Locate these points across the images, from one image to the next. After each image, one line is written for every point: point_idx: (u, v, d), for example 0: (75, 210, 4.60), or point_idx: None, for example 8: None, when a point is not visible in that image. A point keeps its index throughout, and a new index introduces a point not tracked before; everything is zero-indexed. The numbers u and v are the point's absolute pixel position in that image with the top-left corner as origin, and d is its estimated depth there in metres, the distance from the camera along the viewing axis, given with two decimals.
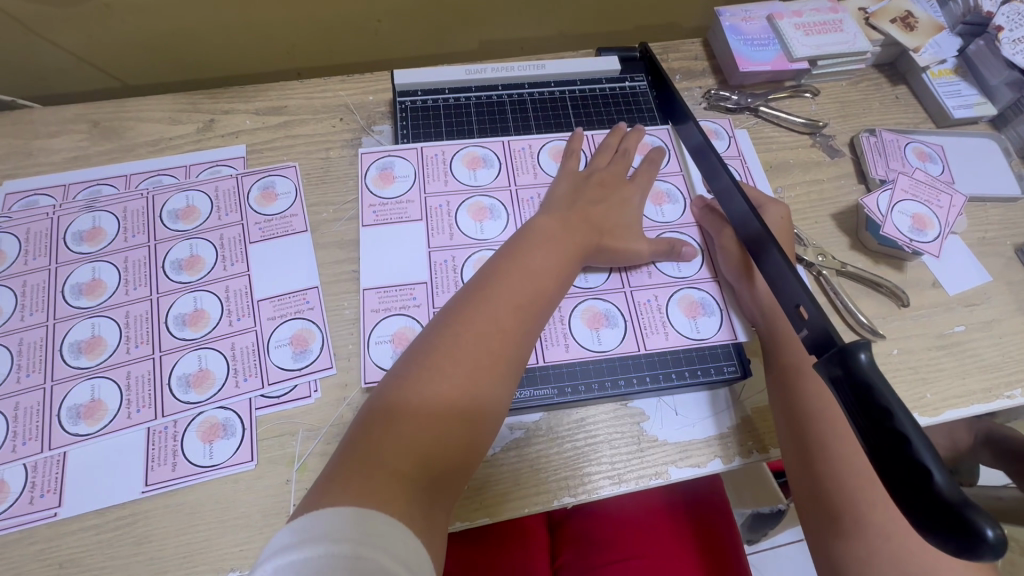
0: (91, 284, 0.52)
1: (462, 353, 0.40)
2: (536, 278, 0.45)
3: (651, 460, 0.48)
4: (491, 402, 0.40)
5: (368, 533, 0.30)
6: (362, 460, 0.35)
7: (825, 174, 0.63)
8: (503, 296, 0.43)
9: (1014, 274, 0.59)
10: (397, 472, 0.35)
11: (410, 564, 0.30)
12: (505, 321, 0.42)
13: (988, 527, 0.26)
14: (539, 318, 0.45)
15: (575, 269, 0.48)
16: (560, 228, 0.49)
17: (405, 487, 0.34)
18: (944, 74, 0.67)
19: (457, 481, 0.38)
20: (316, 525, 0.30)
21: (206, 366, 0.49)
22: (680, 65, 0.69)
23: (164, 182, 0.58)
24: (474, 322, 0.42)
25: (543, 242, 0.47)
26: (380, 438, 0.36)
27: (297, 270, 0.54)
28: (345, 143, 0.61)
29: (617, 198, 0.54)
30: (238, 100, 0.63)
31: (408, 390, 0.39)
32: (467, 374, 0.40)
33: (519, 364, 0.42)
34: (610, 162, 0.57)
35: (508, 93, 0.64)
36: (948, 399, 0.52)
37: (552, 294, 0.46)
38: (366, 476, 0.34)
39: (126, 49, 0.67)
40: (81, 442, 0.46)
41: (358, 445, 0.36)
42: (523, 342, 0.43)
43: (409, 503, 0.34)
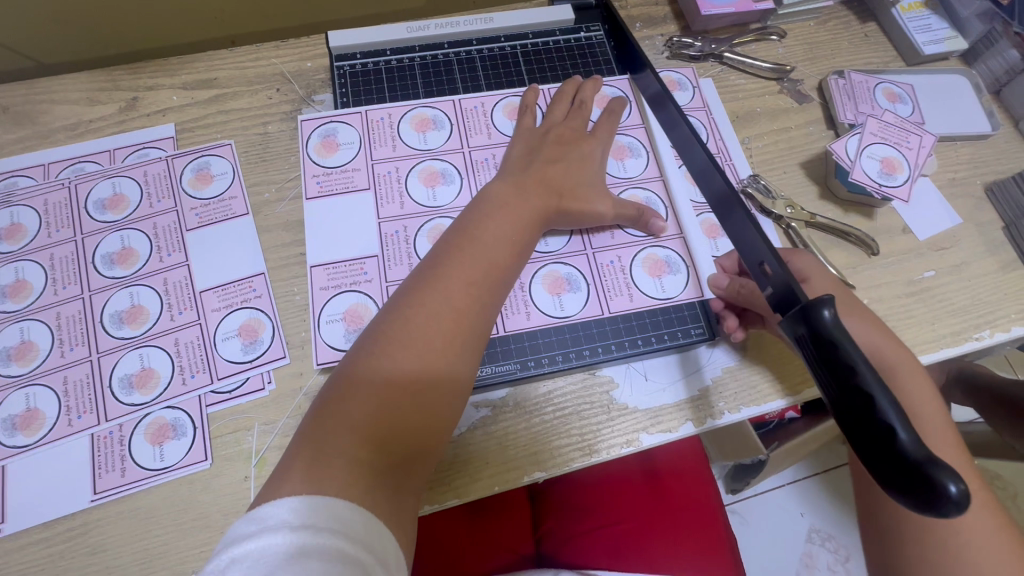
0: (16, 285, 0.48)
1: (419, 331, 0.38)
2: (492, 248, 0.43)
3: (618, 428, 0.47)
4: (454, 380, 0.38)
5: (331, 518, 0.29)
6: (318, 448, 0.33)
7: (793, 121, 0.61)
8: (458, 271, 0.41)
9: (983, 215, 0.57)
10: (357, 459, 0.33)
11: (372, 548, 0.29)
12: (462, 296, 0.40)
13: (950, 482, 0.25)
14: (500, 289, 0.42)
15: (535, 236, 0.46)
16: (517, 192, 0.46)
17: (365, 473, 0.33)
18: (915, 8, 0.64)
19: (423, 462, 0.36)
20: (271, 513, 0.29)
21: (149, 364, 0.46)
22: (639, 12, 0.65)
23: (87, 169, 0.53)
24: (428, 300, 0.39)
25: (499, 209, 0.45)
26: (337, 424, 0.34)
27: (241, 256, 0.50)
28: (284, 115, 0.57)
29: (576, 156, 0.51)
30: (162, 73, 0.58)
31: (364, 371, 0.36)
32: (427, 352, 0.38)
33: (481, 340, 0.41)
34: (567, 115, 0.54)
35: (455, 52, 0.59)
36: (918, 346, 0.51)
37: (511, 264, 0.43)
38: (324, 464, 0.32)
39: (30, 25, 0.60)
40: (20, 455, 0.43)
41: (313, 435, 0.34)
42: (484, 315, 0.41)
43: (371, 488, 0.32)
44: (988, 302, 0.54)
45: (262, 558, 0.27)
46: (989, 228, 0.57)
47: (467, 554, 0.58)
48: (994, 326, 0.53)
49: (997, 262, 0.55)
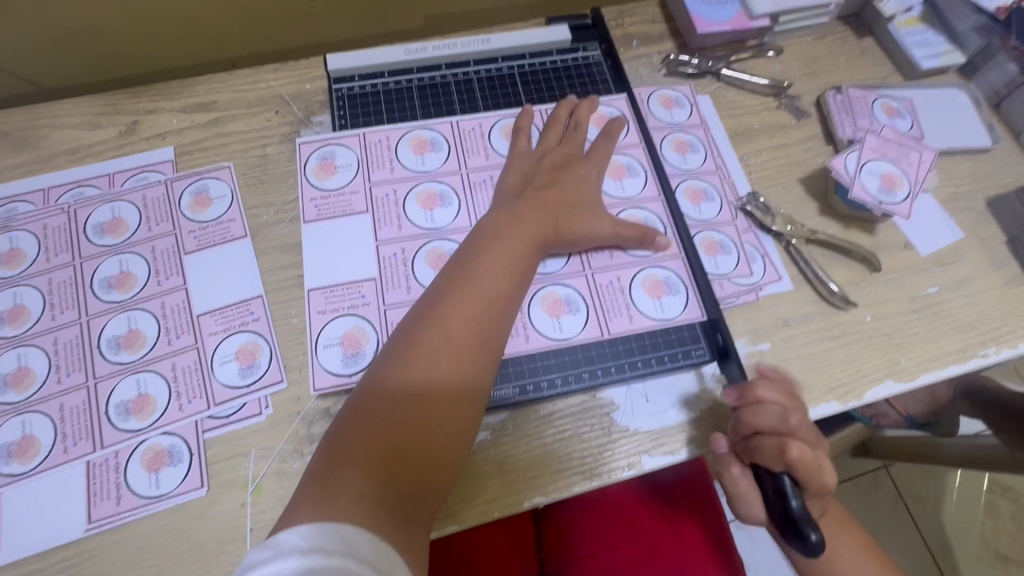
0: (14, 310, 0.48)
1: (423, 366, 0.38)
2: (492, 277, 0.43)
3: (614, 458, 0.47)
4: (460, 411, 0.38)
5: (341, 541, 0.29)
6: (326, 486, 0.33)
7: (791, 137, 0.61)
8: (460, 302, 0.41)
9: (986, 229, 0.57)
10: (366, 495, 0.33)
11: (383, 572, 0.29)
12: (465, 328, 0.40)
13: (813, 532, 0.38)
14: (503, 316, 0.42)
15: (534, 261, 0.46)
16: (513, 220, 0.47)
17: (371, 508, 0.33)
18: (911, 23, 0.65)
19: (431, 496, 0.36)
20: (283, 539, 0.29)
21: (146, 390, 0.46)
22: (636, 30, 0.65)
23: (86, 193, 0.53)
24: (430, 335, 0.39)
25: (498, 237, 0.45)
26: (344, 460, 0.34)
27: (240, 280, 0.50)
28: (282, 137, 0.57)
29: (571, 178, 0.51)
30: (163, 97, 0.58)
31: (369, 408, 0.37)
32: (430, 386, 0.38)
33: (485, 370, 0.40)
34: (561, 139, 0.54)
35: (452, 73, 0.60)
36: (924, 364, 0.51)
37: (513, 292, 0.43)
38: (330, 500, 0.32)
39: (33, 50, 0.61)
40: (15, 483, 0.43)
41: (322, 473, 0.34)
42: (486, 345, 0.41)
43: (378, 521, 0.32)
44: (994, 317, 0.53)
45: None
46: (992, 242, 0.56)
47: (467, 574, 0.56)
48: (1000, 342, 0.52)
49: (1002, 277, 0.55)
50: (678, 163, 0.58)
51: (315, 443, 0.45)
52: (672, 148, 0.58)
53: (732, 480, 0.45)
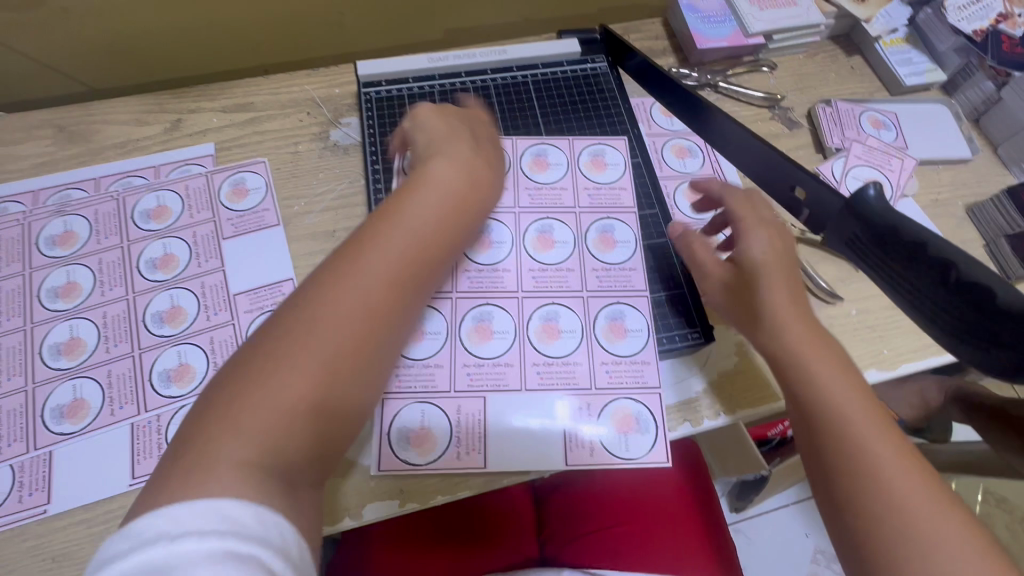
0: (66, 286, 0.52)
1: (320, 329, 0.34)
2: (410, 240, 0.39)
3: (638, 450, 0.48)
4: (360, 374, 0.35)
5: (217, 520, 0.28)
6: (207, 447, 0.30)
7: (784, 145, 0.65)
8: (373, 263, 0.37)
9: (965, 233, 0.61)
10: (250, 460, 0.31)
11: (269, 538, 0.28)
12: (379, 293, 0.37)
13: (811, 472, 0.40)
14: (420, 282, 0.39)
15: (461, 227, 0.43)
16: (448, 183, 0.44)
17: (253, 476, 0.30)
18: (896, 43, 0.69)
19: (325, 455, 0.35)
20: (171, 514, 0.27)
21: (186, 360, 0.50)
22: (641, 45, 0.70)
23: (134, 183, 0.58)
24: (335, 296, 0.36)
25: (424, 199, 0.42)
26: (226, 423, 0.31)
27: (273, 264, 0.55)
28: (313, 136, 0.62)
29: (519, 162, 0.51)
30: (204, 98, 0.63)
31: (257, 365, 0.33)
32: (331, 348, 0.34)
33: (395, 333, 0.38)
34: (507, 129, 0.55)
35: (471, 80, 0.65)
36: (905, 355, 0.54)
37: (440, 254, 0.41)
38: (215, 467, 0.30)
39: (85, 53, 0.66)
40: (66, 441, 0.47)
41: (202, 434, 0.31)
42: (402, 306, 0.38)
43: (262, 485, 0.30)
44: None
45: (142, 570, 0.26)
46: (970, 244, 0.61)
47: (476, 544, 0.60)
48: None
49: None
50: (676, 166, 0.62)
51: None
52: (672, 153, 0.63)
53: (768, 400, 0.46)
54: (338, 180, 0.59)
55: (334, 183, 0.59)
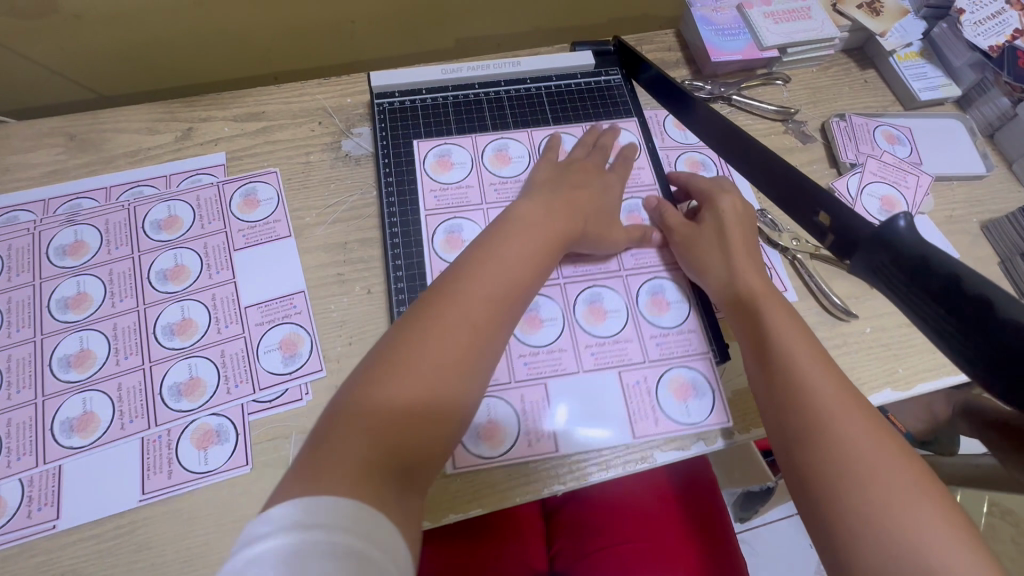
0: (76, 297, 0.52)
1: (433, 346, 0.39)
2: (510, 265, 0.45)
3: (699, 414, 0.51)
4: (464, 392, 0.39)
5: (338, 518, 0.29)
6: (332, 455, 0.33)
7: (798, 159, 0.65)
8: (478, 287, 0.42)
9: (980, 250, 0.61)
10: (372, 462, 0.33)
11: (384, 543, 0.29)
12: (480, 313, 0.41)
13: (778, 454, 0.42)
14: (515, 304, 0.44)
15: (552, 258, 0.48)
16: (541, 216, 0.50)
17: (376, 480, 0.33)
18: (911, 57, 0.69)
19: (432, 469, 0.37)
20: (315, 512, 0.29)
21: (197, 374, 0.49)
22: (654, 57, 0.70)
23: (144, 192, 0.58)
24: (442, 316, 0.40)
25: (520, 227, 0.48)
26: (353, 428, 0.35)
27: (284, 276, 0.54)
28: (325, 146, 0.61)
29: (598, 185, 0.56)
30: (216, 107, 0.63)
31: (374, 383, 0.37)
32: (444, 364, 0.39)
33: (493, 355, 0.42)
34: (588, 155, 0.59)
35: (484, 92, 0.64)
36: (919, 375, 0.54)
37: (528, 283, 0.46)
38: (342, 473, 0.32)
39: (97, 59, 0.66)
40: (75, 455, 0.46)
41: (329, 437, 0.34)
42: (498, 331, 0.42)
43: (381, 493, 0.32)
44: None
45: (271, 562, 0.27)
46: (985, 261, 0.60)
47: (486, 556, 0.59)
48: None
49: None
50: None
51: None
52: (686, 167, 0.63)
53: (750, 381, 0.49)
54: (349, 192, 0.59)
55: (346, 194, 0.59)
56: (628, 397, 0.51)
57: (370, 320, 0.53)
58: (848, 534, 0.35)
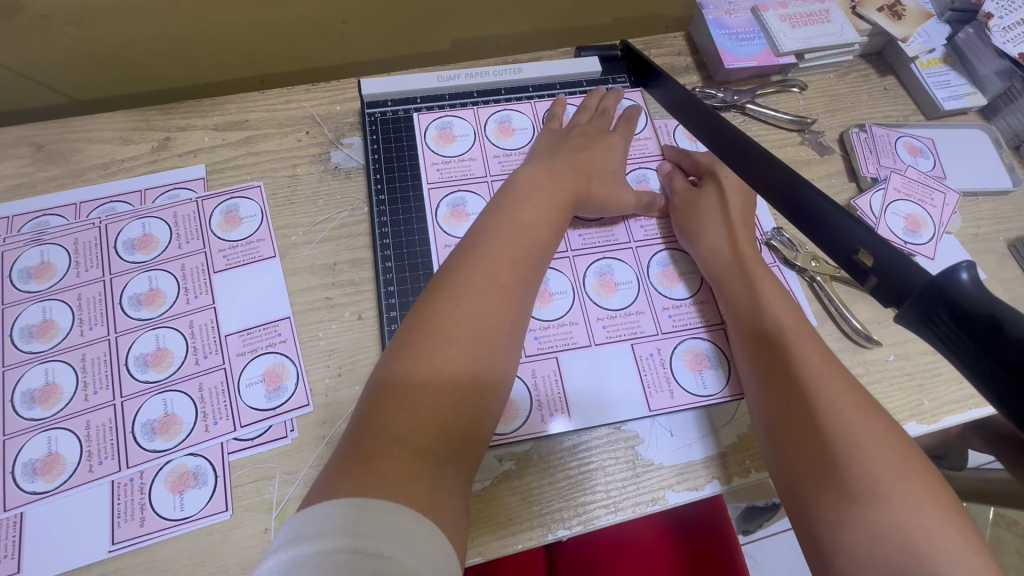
0: (42, 325, 0.48)
1: (463, 316, 0.38)
2: (530, 228, 0.44)
3: (714, 385, 0.49)
4: (501, 356, 0.38)
5: (334, 524, 0.27)
6: (374, 441, 0.32)
7: (815, 172, 0.61)
8: (500, 253, 0.42)
9: (1007, 271, 0.57)
10: (419, 448, 0.32)
11: (386, 532, 0.27)
12: (506, 277, 0.41)
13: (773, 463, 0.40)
14: (540, 268, 0.43)
15: (566, 219, 0.47)
16: (550, 179, 0.48)
17: (427, 461, 0.32)
18: (934, 64, 0.65)
19: (482, 438, 0.36)
20: (320, 519, 0.27)
21: (172, 410, 0.46)
22: (662, 62, 0.66)
23: (117, 209, 0.54)
24: (471, 284, 0.39)
25: (531, 193, 0.46)
26: (394, 408, 0.34)
27: (267, 300, 0.51)
28: (313, 158, 0.57)
29: (602, 147, 0.53)
30: (195, 115, 0.59)
31: (406, 365, 0.36)
32: (478, 331, 0.38)
33: (523, 317, 0.41)
34: (591, 120, 0.56)
35: (484, 101, 0.60)
36: (947, 406, 0.51)
37: (548, 244, 0.45)
38: (383, 461, 0.31)
39: (68, 62, 0.62)
40: (39, 501, 0.43)
41: (367, 425, 0.33)
42: (526, 293, 0.42)
43: (430, 472, 0.32)
44: None
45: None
46: (1013, 283, 0.57)
47: None
48: None
49: None
50: None
51: None
52: None
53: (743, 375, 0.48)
54: (339, 208, 0.55)
55: (335, 210, 0.55)
56: (642, 369, 0.49)
57: (360, 349, 0.49)
58: (851, 544, 0.33)
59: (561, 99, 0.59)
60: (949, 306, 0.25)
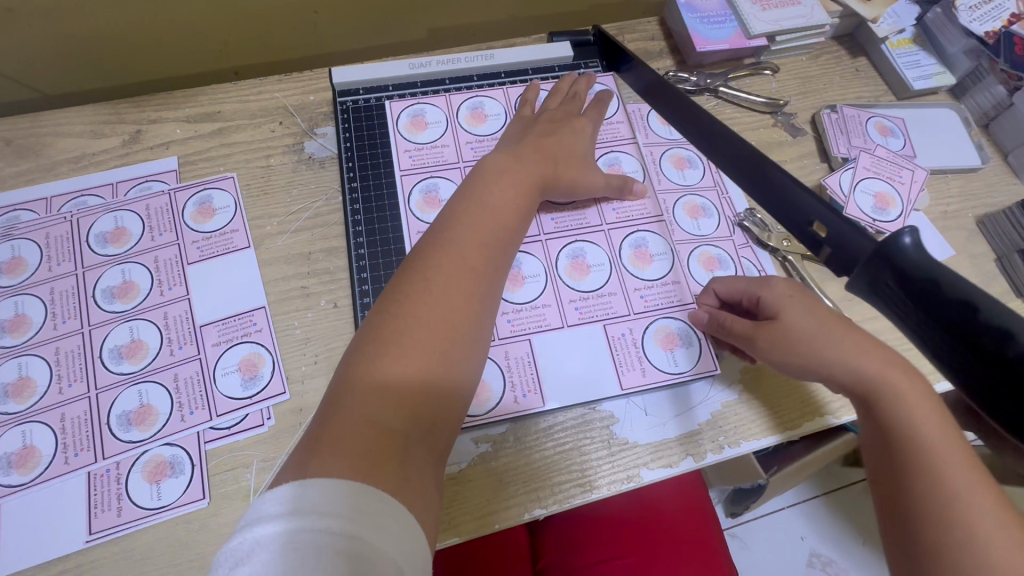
0: (15, 319, 0.48)
1: (432, 301, 0.38)
2: (500, 212, 0.44)
3: (686, 362, 0.50)
4: (471, 340, 0.39)
5: (331, 504, 0.27)
6: (344, 428, 0.32)
7: (787, 154, 0.62)
8: (470, 238, 0.41)
9: (975, 247, 0.58)
10: (389, 433, 0.33)
11: (382, 521, 0.28)
12: (474, 262, 0.41)
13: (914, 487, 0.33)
14: (508, 252, 0.43)
15: (535, 204, 0.47)
16: (517, 161, 0.48)
17: (397, 445, 0.32)
18: (904, 44, 0.66)
19: (451, 425, 0.37)
20: (304, 498, 0.27)
21: (147, 401, 0.46)
22: (636, 47, 0.66)
23: (89, 203, 0.54)
24: (442, 269, 0.39)
25: (502, 177, 0.46)
26: (362, 396, 0.34)
27: (242, 290, 0.51)
28: (286, 148, 0.57)
29: (568, 129, 0.53)
30: (167, 107, 0.58)
31: (371, 353, 0.35)
32: (446, 317, 0.38)
33: (493, 300, 0.41)
34: (562, 104, 0.57)
35: (457, 88, 0.60)
36: None
37: (517, 230, 0.45)
38: (354, 445, 0.31)
39: (38, 57, 0.61)
40: (14, 494, 0.43)
41: (335, 412, 0.33)
42: (495, 277, 0.42)
43: (400, 458, 0.32)
44: None
45: (270, 555, 0.26)
46: (981, 259, 0.58)
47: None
48: None
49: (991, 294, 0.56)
50: (676, 178, 0.58)
51: None
52: (671, 162, 0.59)
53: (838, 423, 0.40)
54: (314, 197, 0.55)
55: (309, 200, 0.55)
56: (614, 349, 0.50)
57: (336, 336, 0.50)
58: None
59: (534, 85, 0.59)
60: (896, 272, 0.27)
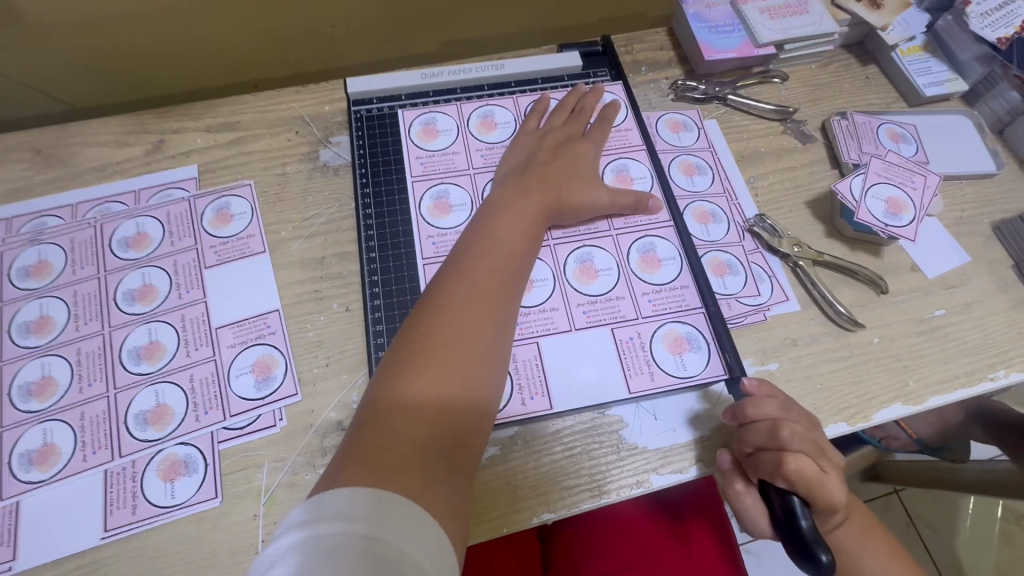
0: (39, 321, 0.50)
1: (452, 320, 0.39)
2: (511, 234, 0.46)
3: (695, 367, 0.49)
4: (490, 358, 0.40)
5: (350, 509, 0.29)
6: (373, 443, 0.34)
7: (798, 160, 0.62)
8: (484, 259, 0.43)
9: (992, 253, 0.57)
10: (413, 445, 0.34)
11: (400, 523, 0.29)
12: (489, 281, 0.42)
13: (823, 553, 0.39)
14: (521, 271, 0.45)
15: (542, 226, 0.49)
16: (521, 191, 0.50)
17: (421, 458, 0.34)
18: (914, 52, 0.66)
19: (477, 438, 0.38)
20: (333, 503, 0.29)
21: (164, 401, 0.47)
22: (645, 57, 0.67)
23: (113, 209, 0.55)
24: (459, 289, 0.41)
25: (507, 203, 0.48)
26: (389, 412, 0.35)
27: (257, 293, 0.52)
28: (302, 157, 0.59)
29: (571, 152, 0.55)
30: (188, 117, 0.60)
31: (397, 372, 0.37)
32: (466, 333, 0.39)
33: (509, 318, 0.42)
34: (567, 120, 0.58)
35: (467, 96, 0.61)
36: (932, 386, 0.51)
37: (527, 253, 0.46)
38: (378, 459, 0.33)
39: (68, 71, 0.64)
40: (33, 490, 0.44)
41: (365, 429, 0.35)
42: (511, 294, 0.43)
43: (422, 469, 0.33)
44: (1003, 342, 0.53)
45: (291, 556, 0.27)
46: (999, 265, 0.57)
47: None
48: (1009, 365, 0.52)
49: (1009, 300, 0.55)
50: (685, 184, 0.59)
51: (327, 455, 0.46)
52: (680, 169, 0.60)
53: (737, 496, 0.45)
54: (328, 204, 0.56)
55: (324, 206, 0.56)
56: (622, 353, 0.50)
57: (348, 339, 0.50)
58: None
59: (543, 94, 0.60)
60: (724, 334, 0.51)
